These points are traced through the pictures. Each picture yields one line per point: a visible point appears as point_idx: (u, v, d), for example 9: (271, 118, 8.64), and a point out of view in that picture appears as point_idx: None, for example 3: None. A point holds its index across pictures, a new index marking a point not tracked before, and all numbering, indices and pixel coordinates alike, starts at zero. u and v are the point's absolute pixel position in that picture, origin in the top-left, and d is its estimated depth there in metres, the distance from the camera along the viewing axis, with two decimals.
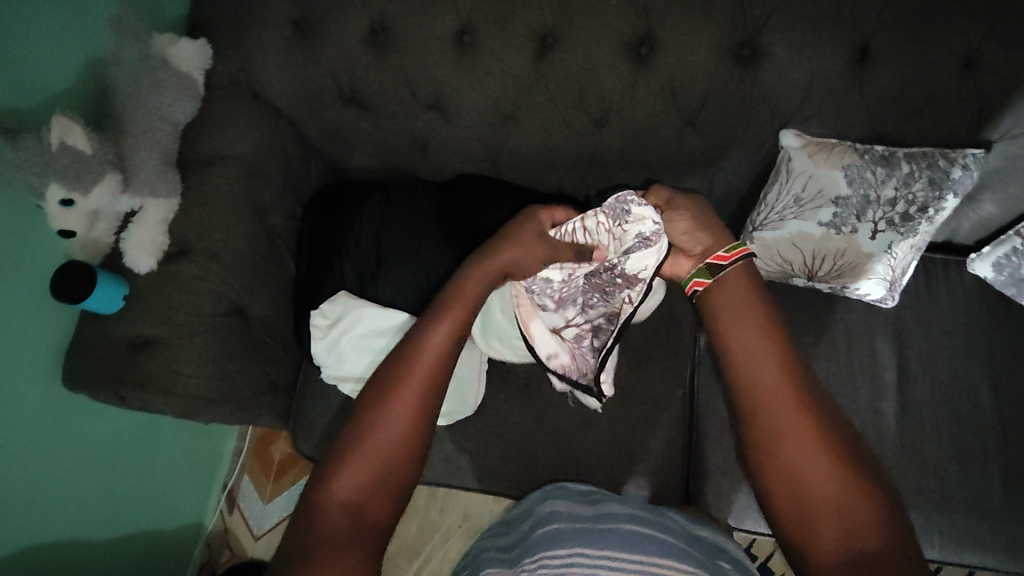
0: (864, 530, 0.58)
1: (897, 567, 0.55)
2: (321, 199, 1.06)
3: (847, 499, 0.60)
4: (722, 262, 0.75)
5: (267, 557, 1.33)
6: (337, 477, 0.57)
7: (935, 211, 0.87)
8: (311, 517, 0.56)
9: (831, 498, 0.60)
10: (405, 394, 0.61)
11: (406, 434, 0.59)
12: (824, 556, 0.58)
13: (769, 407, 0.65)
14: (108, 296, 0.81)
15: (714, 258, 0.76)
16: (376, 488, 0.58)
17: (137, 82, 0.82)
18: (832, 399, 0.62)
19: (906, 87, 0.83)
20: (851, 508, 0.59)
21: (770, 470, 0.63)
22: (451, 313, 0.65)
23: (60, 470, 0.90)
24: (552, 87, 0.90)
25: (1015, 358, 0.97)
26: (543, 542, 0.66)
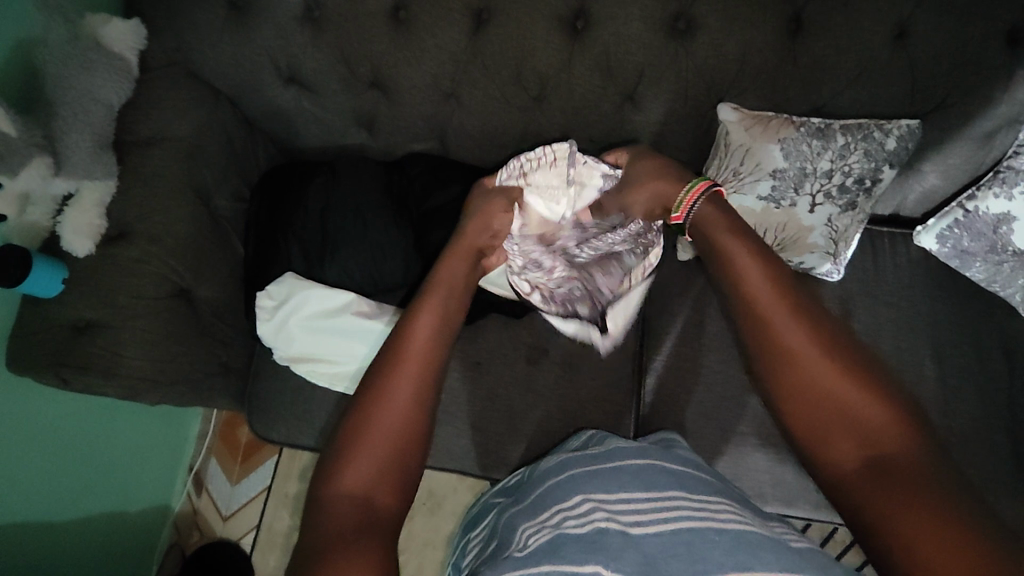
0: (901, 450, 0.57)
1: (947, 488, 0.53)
2: (267, 181, 1.06)
3: (869, 413, 0.59)
4: (681, 220, 0.77)
5: (237, 535, 1.35)
6: (345, 472, 0.56)
7: (872, 182, 0.88)
8: (318, 514, 0.55)
9: (864, 421, 0.58)
10: (402, 378, 0.61)
11: (406, 415, 0.60)
12: (867, 484, 0.56)
13: (768, 354, 0.63)
14: (45, 279, 0.81)
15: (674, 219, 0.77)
16: (384, 477, 0.57)
17: (64, 63, 0.82)
18: (793, 350, 0.63)
19: (838, 57, 0.83)
20: (886, 430, 0.58)
21: (790, 401, 0.63)
22: (433, 299, 0.68)
23: (13, 451, 0.91)
24: (489, 63, 0.90)
25: (957, 328, 0.97)
26: (563, 495, 0.61)
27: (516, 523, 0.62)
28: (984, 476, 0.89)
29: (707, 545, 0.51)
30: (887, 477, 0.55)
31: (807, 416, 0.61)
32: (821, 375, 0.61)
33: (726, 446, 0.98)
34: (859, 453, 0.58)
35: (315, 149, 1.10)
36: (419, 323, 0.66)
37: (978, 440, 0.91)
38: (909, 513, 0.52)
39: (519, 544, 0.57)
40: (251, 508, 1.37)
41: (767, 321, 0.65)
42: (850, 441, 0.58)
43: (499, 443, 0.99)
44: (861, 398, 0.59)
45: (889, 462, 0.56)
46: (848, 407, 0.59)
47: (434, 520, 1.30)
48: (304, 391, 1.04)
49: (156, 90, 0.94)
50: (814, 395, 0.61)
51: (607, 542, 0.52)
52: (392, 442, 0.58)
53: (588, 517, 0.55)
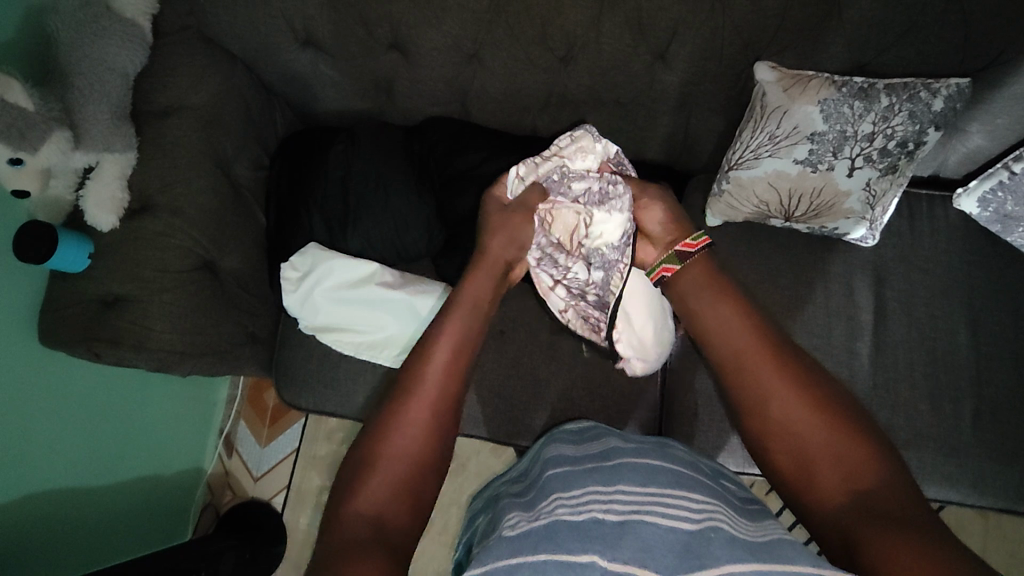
0: (864, 473, 0.57)
1: (900, 506, 0.54)
2: (289, 148, 1.05)
3: (835, 440, 0.59)
4: (690, 250, 0.78)
5: (265, 496, 1.39)
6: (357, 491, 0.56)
7: (915, 145, 0.85)
8: (330, 526, 0.54)
9: (825, 442, 0.60)
10: (417, 401, 0.61)
11: (418, 444, 0.59)
12: (827, 498, 0.57)
13: (756, 370, 0.66)
14: (72, 254, 0.81)
15: (682, 246, 0.79)
16: (393, 498, 0.56)
17: (78, 32, 0.80)
18: (759, 366, 0.66)
19: (887, 12, 0.78)
20: (848, 452, 0.58)
21: (772, 432, 0.63)
22: (455, 316, 0.68)
23: (52, 422, 0.93)
24: (514, 23, 0.86)
25: (994, 294, 0.95)
26: (560, 488, 0.61)
27: (509, 516, 0.61)
28: (1011, 445, 0.89)
29: (706, 540, 0.49)
30: (864, 513, 0.54)
31: (778, 441, 0.62)
32: (800, 415, 0.62)
33: None
34: (840, 486, 0.57)
35: (334, 114, 1.08)
36: (436, 352, 0.64)
37: (1008, 410, 0.90)
38: (879, 533, 0.51)
39: (510, 525, 0.57)
40: (281, 469, 1.40)
41: (751, 362, 0.66)
42: (830, 479, 0.57)
43: (525, 411, 1.00)
44: (833, 432, 0.60)
45: (868, 502, 0.55)
46: (816, 437, 0.60)
47: (458, 482, 1.33)
48: (330, 359, 1.05)
49: (170, 56, 0.91)
50: (789, 431, 0.62)
51: (603, 532, 0.51)
52: (407, 462, 0.58)
53: (584, 508, 0.55)
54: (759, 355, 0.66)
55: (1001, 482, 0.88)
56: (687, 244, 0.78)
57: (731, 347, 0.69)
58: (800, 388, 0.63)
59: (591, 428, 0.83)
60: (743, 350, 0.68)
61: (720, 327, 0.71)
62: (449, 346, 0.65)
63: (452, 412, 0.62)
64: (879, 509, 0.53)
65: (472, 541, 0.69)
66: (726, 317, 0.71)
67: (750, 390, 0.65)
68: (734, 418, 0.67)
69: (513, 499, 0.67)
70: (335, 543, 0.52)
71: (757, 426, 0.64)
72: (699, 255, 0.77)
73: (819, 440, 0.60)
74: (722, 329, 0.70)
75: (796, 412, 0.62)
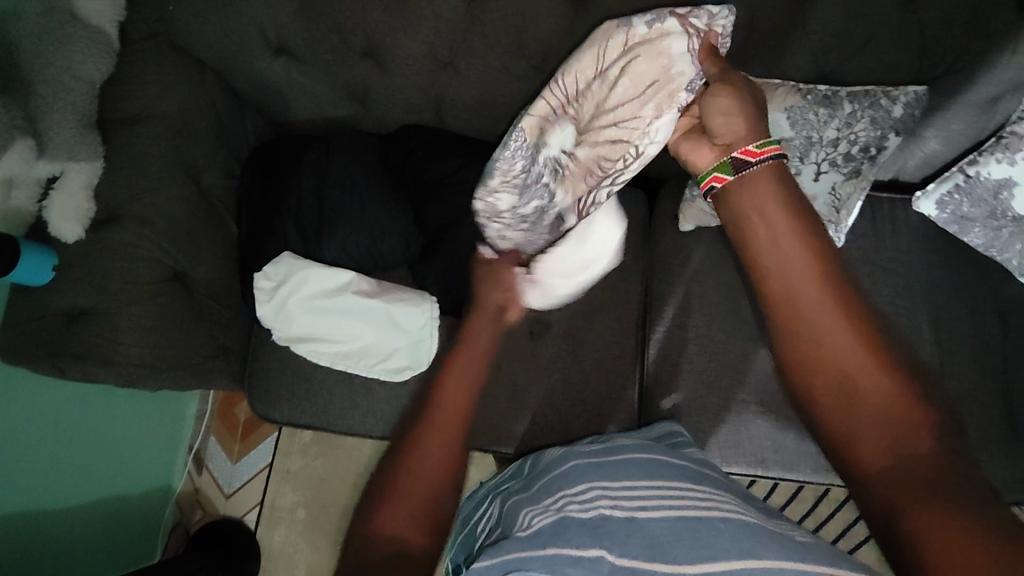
0: (917, 441, 0.54)
1: (952, 477, 0.51)
2: (259, 156, 1.03)
3: (888, 406, 0.55)
4: (751, 158, 0.65)
5: (239, 513, 1.35)
6: (371, 518, 0.55)
7: (877, 150, 0.89)
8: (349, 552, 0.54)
9: (886, 409, 0.55)
10: (431, 435, 0.58)
11: (433, 478, 0.56)
12: (875, 467, 0.54)
13: (805, 315, 0.59)
14: (35, 267, 0.78)
15: (742, 152, 0.66)
16: (414, 527, 0.55)
17: (41, 37, 0.78)
18: (801, 317, 0.60)
19: (847, 22, 0.81)
20: (903, 421, 0.55)
21: (819, 386, 0.58)
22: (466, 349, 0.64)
23: (14, 441, 0.89)
24: (488, 31, 0.87)
25: (953, 292, 0.99)
26: (567, 487, 0.61)
27: (519, 510, 0.62)
28: (975, 437, 0.93)
29: (712, 532, 0.51)
30: (910, 483, 0.52)
31: (828, 400, 0.58)
32: (858, 369, 0.57)
33: (729, 415, 0.99)
34: (881, 444, 0.55)
35: (307, 122, 1.07)
36: (454, 378, 0.61)
37: (970, 404, 0.94)
38: (922, 507, 0.49)
39: (521, 526, 0.57)
40: (253, 485, 1.37)
41: (799, 307, 0.60)
42: (875, 440, 0.55)
43: (506, 417, 1.00)
44: (890, 398, 0.56)
45: (916, 471, 0.52)
46: (875, 399, 0.56)
47: None
48: (305, 371, 1.03)
49: (137, 62, 0.89)
50: (836, 382, 0.58)
51: (612, 528, 0.53)
52: (430, 490, 0.56)
53: (592, 504, 0.56)
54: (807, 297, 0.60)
55: None
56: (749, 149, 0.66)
57: (780, 295, 0.61)
58: (858, 343, 0.58)
59: (597, 437, 0.84)
60: (799, 304, 0.60)
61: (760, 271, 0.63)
62: (459, 372, 0.62)
63: (467, 442, 0.59)
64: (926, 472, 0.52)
65: (472, 532, 0.70)
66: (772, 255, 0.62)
67: (804, 342, 0.59)
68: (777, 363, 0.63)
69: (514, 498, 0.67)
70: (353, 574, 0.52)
71: (803, 381, 0.60)
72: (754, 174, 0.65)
73: (872, 402, 0.56)
74: (765, 265, 0.62)
75: (852, 364, 0.57)
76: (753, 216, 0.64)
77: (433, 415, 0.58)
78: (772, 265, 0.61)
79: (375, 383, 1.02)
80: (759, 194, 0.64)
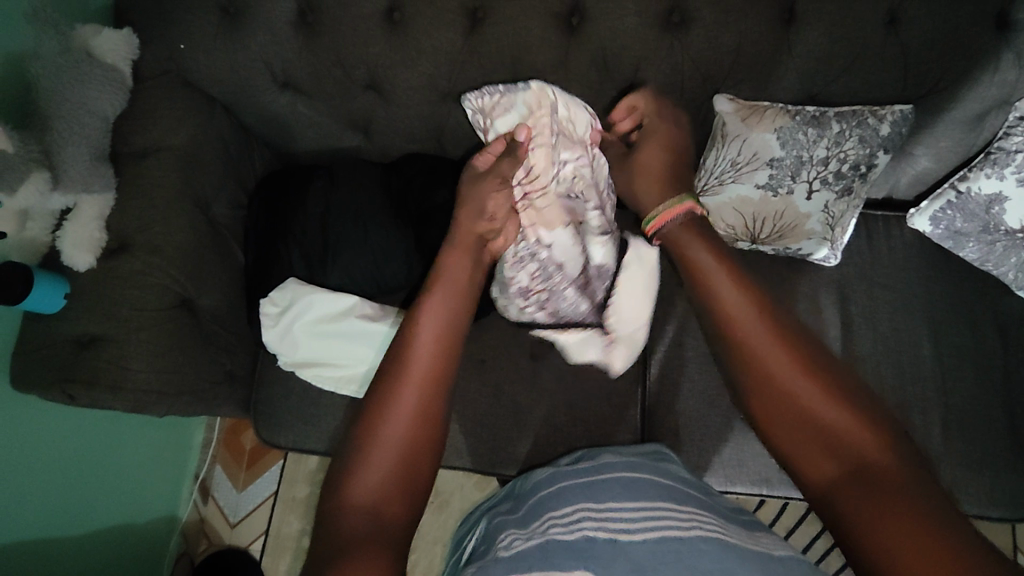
0: (865, 445, 0.53)
1: (906, 477, 0.50)
2: (266, 186, 1.06)
3: (832, 413, 0.55)
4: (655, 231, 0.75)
5: (243, 542, 1.35)
6: (353, 483, 0.54)
7: (867, 168, 0.91)
8: (331, 518, 0.52)
9: (830, 415, 0.55)
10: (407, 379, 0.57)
11: (410, 431, 0.56)
12: (824, 474, 0.54)
13: (740, 325, 0.61)
14: (47, 295, 0.80)
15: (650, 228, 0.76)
16: (396, 488, 0.54)
17: (58, 76, 0.81)
18: (738, 328, 0.61)
19: (832, 45, 0.85)
20: (847, 424, 0.54)
21: (759, 402, 0.58)
22: (444, 293, 0.64)
23: (21, 469, 0.90)
24: (486, 62, 0.91)
25: (951, 307, 0.99)
26: (556, 506, 0.63)
27: (507, 532, 0.63)
28: (979, 452, 0.92)
29: (694, 552, 0.51)
30: (863, 487, 0.51)
31: (772, 411, 0.58)
32: (794, 384, 0.57)
33: (731, 433, 0.99)
34: (826, 457, 0.54)
35: (311, 152, 1.10)
36: (419, 332, 0.60)
37: (973, 417, 0.93)
38: (880, 516, 0.48)
39: (504, 545, 0.59)
40: (258, 515, 1.37)
41: (736, 321, 0.61)
42: (820, 452, 0.54)
43: (508, 438, 1.00)
44: (838, 408, 0.55)
45: (869, 474, 0.51)
46: (817, 409, 0.55)
47: (443, 519, 1.31)
48: (309, 397, 1.04)
49: (149, 99, 0.93)
50: (782, 402, 0.57)
51: (594, 549, 0.53)
52: (407, 451, 0.55)
53: (575, 526, 0.57)
54: (745, 307, 0.61)
55: (972, 489, 0.91)
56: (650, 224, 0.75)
57: (719, 314, 0.62)
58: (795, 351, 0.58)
59: (585, 455, 0.84)
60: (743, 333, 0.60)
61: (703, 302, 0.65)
62: (432, 316, 0.61)
63: (441, 403, 0.58)
64: (876, 478, 0.51)
65: (461, 555, 0.71)
66: (712, 284, 0.64)
67: (745, 365, 0.60)
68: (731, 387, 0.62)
69: (505, 519, 0.68)
70: (335, 539, 0.51)
71: (747, 388, 0.59)
72: (663, 235, 0.74)
73: (814, 410, 0.55)
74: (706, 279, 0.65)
75: (786, 383, 0.57)
76: (693, 249, 0.69)
77: (403, 366, 0.58)
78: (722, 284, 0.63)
79: None
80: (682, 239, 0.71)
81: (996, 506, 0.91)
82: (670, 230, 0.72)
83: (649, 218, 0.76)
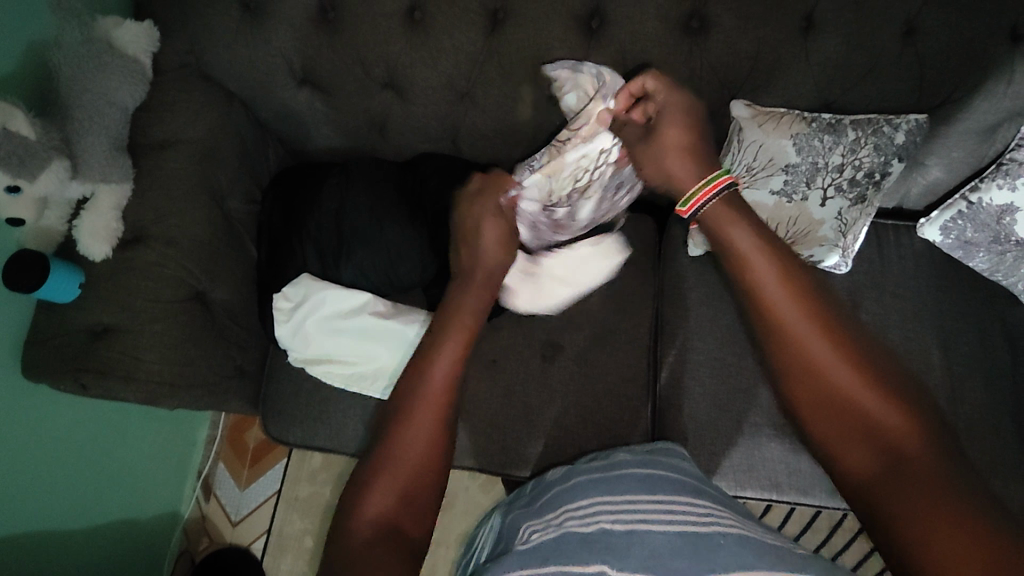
0: (906, 440, 0.54)
1: (945, 477, 0.52)
2: (280, 183, 1.06)
3: (878, 411, 0.55)
4: (685, 214, 0.73)
5: (245, 541, 1.34)
6: (365, 500, 0.58)
7: (881, 176, 0.91)
8: (344, 530, 0.57)
9: (875, 412, 0.55)
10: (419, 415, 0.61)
11: (424, 456, 0.60)
12: (863, 469, 0.55)
13: (779, 322, 0.60)
14: (64, 284, 0.80)
15: (680, 210, 0.73)
16: (405, 505, 0.58)
17: (80, 65, 0.81)
18: (778, 320, 0.60)
19: (849, 54, 0.86)
20: (893, 422, 0.55)
21: (803, 392, 0.58)
22: (458, 332, 0.67)
23: (28, 458, 0.89)
24: (506, 62, 0.91)
25: (961, 317, 1.00)
26: (572, 499, 0.62)
27: (521, 526, 0.63)
28: (989, 461, 0.92)
29: (713, 547, 0.52)
30: (904, 484, 0.52)
31: (813, 404, 0.58)
32: (845, 382, 0.56)
33: (741, 438, 0.99)
34: (867, 453, 0.55)
35: (327, 150, 1.10)
36: (436, 372, 0.63)
37: (983, 426, 0.94)
38: (922, 515, 0.50)
39: (522, 539, 0.58)
40: (261, 512, 1.36)
41: (779, 316, 0.60)
42: (860, 448, 0.56)
43: (518, 440, 1.00)
44: (884, 402, 0.56)
45: (909, 473, 0.53)
46: (863, 404, 0.56)
47: (447, 520, 1.30)
48: (319, 393, 1.03)
49: (169, 92, 0.93)
50: (830, 404, 0.57)
51: (611, 542, 0.53)
52: (414, 470, 0.59)
53: (593, 518, 0.57)
54: (792, 299, 0.60)
55: None
56: (681, 210, 0.72)
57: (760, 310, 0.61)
58: (836, 348, 0.58)
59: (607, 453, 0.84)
60: (779, 322, 0.60)
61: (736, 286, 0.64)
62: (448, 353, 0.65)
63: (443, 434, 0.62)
64: (915, 475, 0.52)
65: (474, 550, 0.70)
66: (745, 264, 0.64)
67: (783, 362, 0.60)
68: (770, 379, 0.63)
69: (520, 513, 0.68)
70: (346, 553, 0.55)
71: (793, 389, 0.59)
72: (701, 217, 0.70)
73: (863, 407, 0.56)
74: (751, 263, 0.63)
75: (832, 376, 0.57)
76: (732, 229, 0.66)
77: (418, 398, 0.62)
78: (762, 271, 0.62)
79: (389, 404, 1.02)
80: (721, 218, 0.68)
81: None
82: (711, 208, 0.69)
83: (684, 199, 0.73)
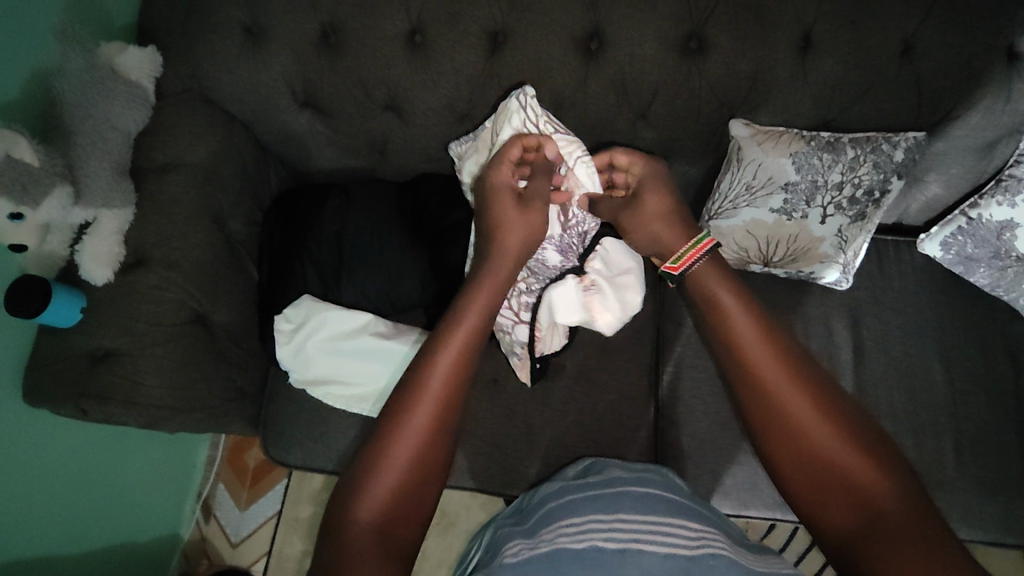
0: (876, 493, 0.55)
1: (916, 528, 0.52)
2: (282, 204, 1.07)
3: (846, 461, 0.57)
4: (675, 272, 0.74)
5: (245, 563, 1.33)
6: (361, 496, 0.56)
7: (880, 194, 0.92)
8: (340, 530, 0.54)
9: (840, 461, 0.57)
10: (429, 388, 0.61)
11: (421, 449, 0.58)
12: (837, 521, 0.56)
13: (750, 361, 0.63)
14: (65, 309, 0.80)
15: (669, 267, 0.75)
16: (395, 509, 0.56)
17: (83, 91, 0.82)
18: (748, 357, 0.63)
19: (847, 73, 0.87)
20: (863, 479, 0.56)
21: (773, 436, 0.61)
22: (482, 294, 0.69)
23: (27, 484, 0.89)
24: (505, 83, 0.92)
25: (962, 332, 1.00)
26: (563, 516, 0.62)
27: (511, 543, 0.62)
28: (993, 478, 0.92)
29: (703, 569, 0.52)
30: (875, 534, 0.53)
31: (776, 438, 0.60)
32: (814, 431, 0.59)
33: (744, 455, 0.98)
34: (846, 507, 0.56)
35: (327, 171, 1.11)
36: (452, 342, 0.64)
37: (987, 442, 0.93)
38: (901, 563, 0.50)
39: (512, 556, 0.58)
40: (261, 533, 1.35)
41: (749, 360, 0.64)
42: (835, 503, 0.56)
43: (520, 460, 0.99)
44: (850, 452, 0.57)
45: (884, 524, 0.53)
46: (829, 452, 0.58)
47: (448, 540, 1.29)
48: (319, 415, 1.03)
49: (170, 116, 0.94)
50: (801, 452, 0.59)
51: (602, 564, 0.53)
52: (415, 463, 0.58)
53: (584, 537, 0.56)
54: (756, 347, 0.64)
55: (990, 517, 0.91)
56: (671, 266, 0.74)
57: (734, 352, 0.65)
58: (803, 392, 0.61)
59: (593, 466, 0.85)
60: (756, 363, 0.62)
61: (720, 336, 0.67)
62: (468, 321, 0.66)
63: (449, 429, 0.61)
64: (892, 530, 0.53)
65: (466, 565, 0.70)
66: (726, 311, 0.68)
67: (756, 396, 0.62)
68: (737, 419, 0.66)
69: (511, 529, 0.68)
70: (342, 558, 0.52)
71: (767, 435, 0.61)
72: (690, 276, 0.73)
73: (830, 459, 0.58)
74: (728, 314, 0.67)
75: (803, 425, 0.59)
76: (716, 290, 0.70)
77: (427, 378, 0.61)
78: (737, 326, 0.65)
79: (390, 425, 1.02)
80: (703, 276, 0.72)
81: (1011, 534, 0.91)
82: (699, 267, 0.72)
83: (673, 256, 0.75)
